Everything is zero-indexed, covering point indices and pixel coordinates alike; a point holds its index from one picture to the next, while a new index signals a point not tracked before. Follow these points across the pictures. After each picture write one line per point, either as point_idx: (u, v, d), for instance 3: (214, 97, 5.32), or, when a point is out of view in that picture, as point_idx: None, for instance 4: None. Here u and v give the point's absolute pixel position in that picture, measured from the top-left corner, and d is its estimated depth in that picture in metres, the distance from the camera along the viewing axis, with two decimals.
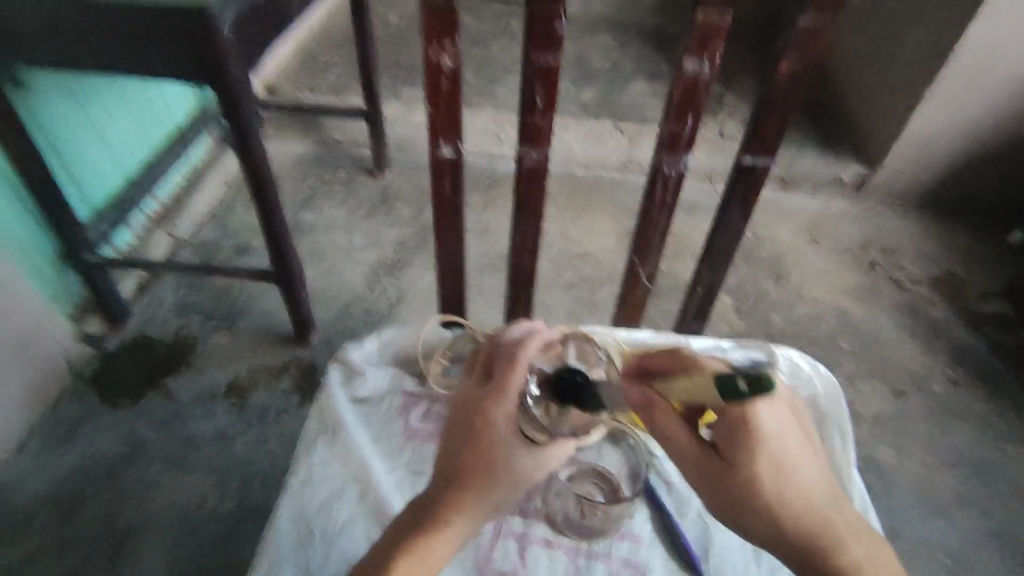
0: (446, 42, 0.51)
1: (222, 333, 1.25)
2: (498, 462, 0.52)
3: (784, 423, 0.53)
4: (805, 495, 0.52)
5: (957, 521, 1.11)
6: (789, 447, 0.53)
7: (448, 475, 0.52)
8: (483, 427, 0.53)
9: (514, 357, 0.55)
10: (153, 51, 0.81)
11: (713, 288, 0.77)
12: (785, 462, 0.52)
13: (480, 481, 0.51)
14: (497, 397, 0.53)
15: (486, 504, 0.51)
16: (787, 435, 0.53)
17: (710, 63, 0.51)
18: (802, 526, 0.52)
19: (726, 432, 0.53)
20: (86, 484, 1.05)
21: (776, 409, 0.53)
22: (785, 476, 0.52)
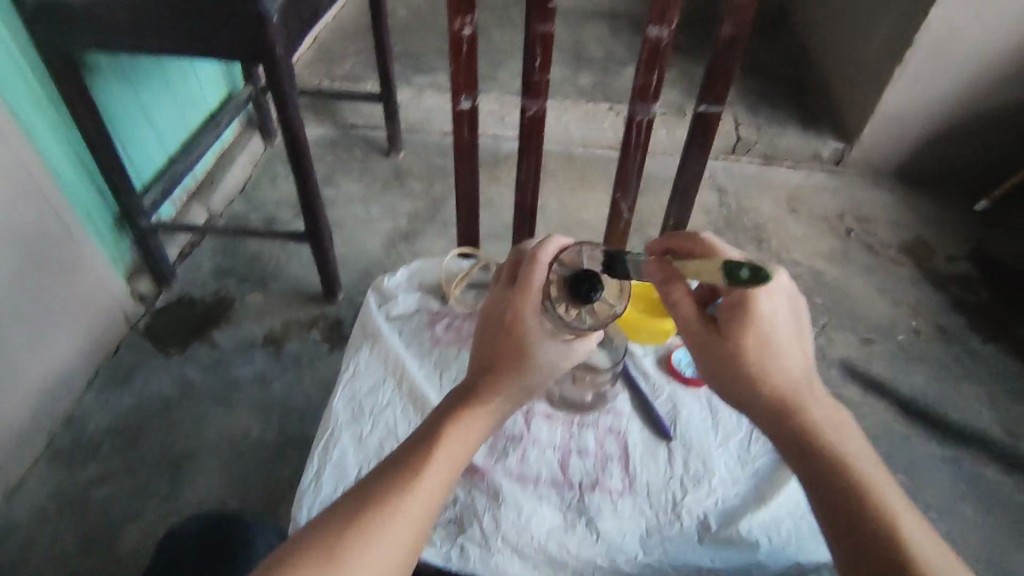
0: (467, 16, 0.65)
1: (257, 293, 1.40)
2: (529, 346, 0.63)
3: (779, 311, 0.63)
4: (790, 367, 0.61)
5: (923, 449, 1.22)
6: (781, 329, 0.62)
7: (488, 362, 0.64)
8: (513, 320, 0.64)
9: (536, 258, 0.66)
10: (211, 36, 0.95)
11: (682, 223, 0.92)
12: (774, 337, 0.62)
13: (513, 364, 0.63)
14: (524, 294, 0.64)
15: (519, 381, 0.63)
16: (780, 320, 0.63)
17: (669, 26, 0.68)
18: (782, 391, 0.60)
19: (730, 311, 0.63)
20: (145, 419, 1.18)
21: (776, 298, 0.63)
22: (773, 348, 0.61)
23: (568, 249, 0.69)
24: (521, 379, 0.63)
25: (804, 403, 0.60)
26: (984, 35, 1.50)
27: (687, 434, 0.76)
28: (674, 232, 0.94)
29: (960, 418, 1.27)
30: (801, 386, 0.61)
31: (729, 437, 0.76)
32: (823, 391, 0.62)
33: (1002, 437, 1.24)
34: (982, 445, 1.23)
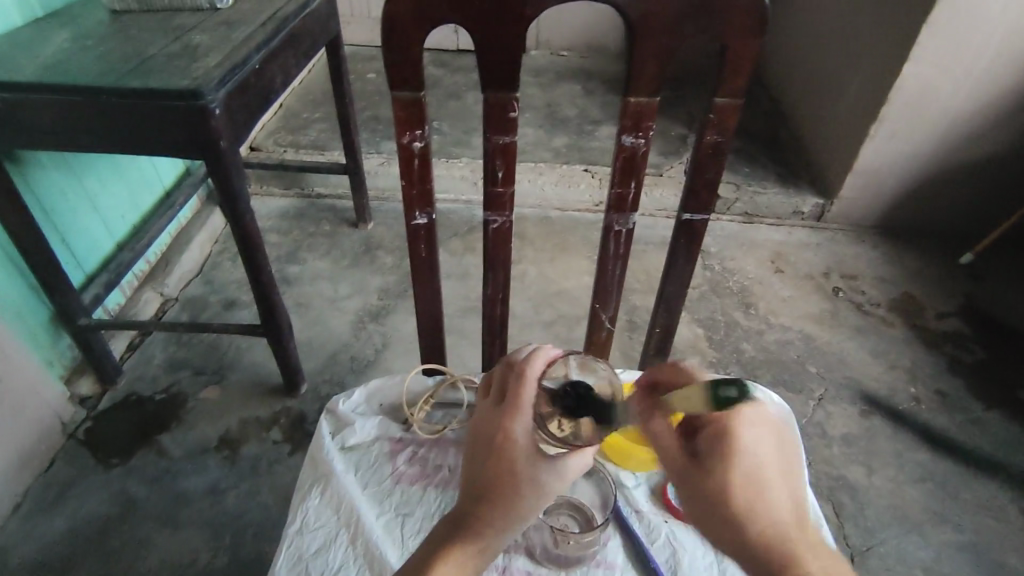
0: (416, 129, 0.58)
1: (213, 388, 1.29)
2: (523, 474, 0.53)
3: (765, 439, 0.52)
4: (779, 510, 0.51)
5: (938, 535, 1.13)
6: (769, 462, 0.51)
7: (476, 495, 0.53)
8: (504, 443, 0.53)
9: (524, 373, 0.56)
10: (145, 130, 0.87)
11: (670, 329, 0.81)
12: (761, 473, 0.51)
13: (506, 492, 0.52)
14: (514, 413, 0.54)
15: (514, 515, 0.52)
16: (766, 449, 0.52)
17: (644, 136, 0.60)
18: (772, 540, 0.50)
19: (710, 442, 0.52)
20: (77, 546, 1.05)
21: (761, 424, 0.52)
22: (758, 488, 0.51)
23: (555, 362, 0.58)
24: (516, 511, 0.52)
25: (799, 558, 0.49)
26: (959, 90, 1.48)
27: None
28: (662, 339, 0.83)
29: (973, 497, 1.18)
30: (794, 534, 0.50)
31: None
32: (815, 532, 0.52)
33: (1020, 516, 1.16)
34: (999, 526, 1.14)
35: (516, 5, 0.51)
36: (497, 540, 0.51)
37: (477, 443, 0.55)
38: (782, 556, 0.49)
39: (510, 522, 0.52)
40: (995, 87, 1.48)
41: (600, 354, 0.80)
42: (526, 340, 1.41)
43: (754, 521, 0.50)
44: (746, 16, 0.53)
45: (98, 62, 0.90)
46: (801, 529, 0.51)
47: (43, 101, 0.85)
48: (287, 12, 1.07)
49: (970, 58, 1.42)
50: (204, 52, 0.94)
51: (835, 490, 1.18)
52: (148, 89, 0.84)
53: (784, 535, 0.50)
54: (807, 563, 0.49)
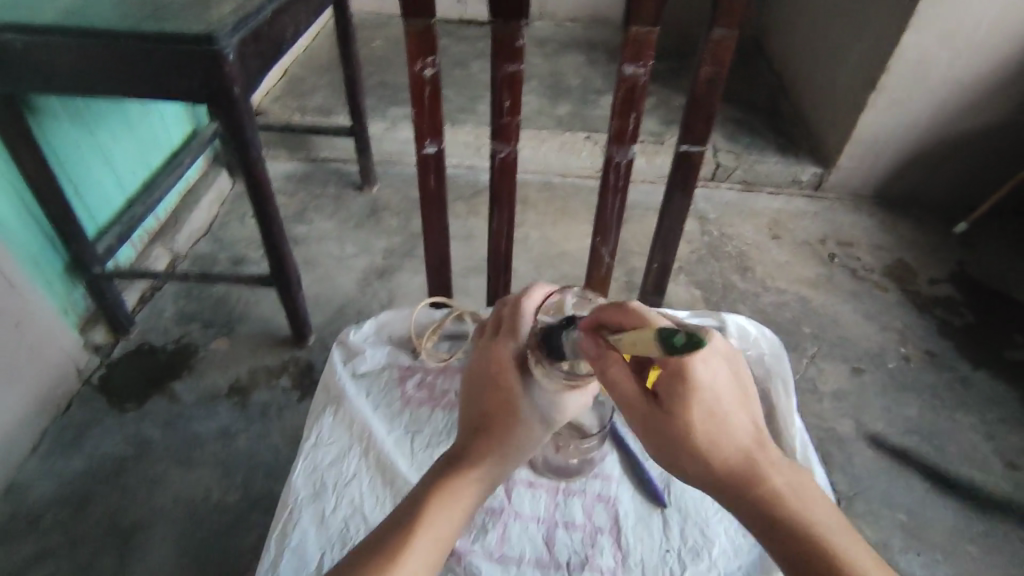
0: (428, 58, 0.62)
1: (223, 339, 1.32)
2: (520, 400, 0.57)
3: (720, 374, 0.54)
4: (742, 438, 0.53)
5: (922, 483, 1.17)
6: (725, 394, 0.53)
7: (475, 423, 0.58)
8: (498, 374, 0.58)
9: (518, 309, 0.60)
10: (160, 75, 0.89)
11: (667, 266, 0.88)
12: (718, 408, 0.53)
13: (503, 421, 0.57)
14: (508, 347, 0.59)
15: (512, 442, 0.56)
16: (722, 384, 0.53)
17: (645, 66, 0.64)
18: (737, 467, 0.52)
19: (667, 382, 0.53)
20: (95, 482, 1.09)
21: (713, 357, 0.54)
22: (718, 420, 0.53)
23: (552, 299, 0.59)
24: (515, 436, 0.56)
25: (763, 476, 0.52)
26: (957, 59, 1.50)
27: (682, 498, 0.70)
28: (659, 276, 0.89)
29: (958, 449, 1.23)
30: (757, 456, 0.53)
31: None
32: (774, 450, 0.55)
33: (1003, 468, 1.20)
34: (982, 477, 1.19)
35: None
36: (497, 465, 0.55)
37: (476, 375, 0.60)
38: (745, 479, 0.52)
39: (504, 445, 0.56)
40: (993, 56, 1.49)
41: (599, 288, 0.88)
42: None
43: (715, 454, 0.52)
44: None
45: (113, 9, 0.92)
46: (761, 455, 0.53)
47: (61, 44, 0.87)
48: None
49: (969, 27, 1.44)
50: (216, 1, 0.96)
51: (825, 441, 1.22)
52: (164, 34, 0.86)
53: (747, 461, 0.53)
54: (773, 481, 0.52)
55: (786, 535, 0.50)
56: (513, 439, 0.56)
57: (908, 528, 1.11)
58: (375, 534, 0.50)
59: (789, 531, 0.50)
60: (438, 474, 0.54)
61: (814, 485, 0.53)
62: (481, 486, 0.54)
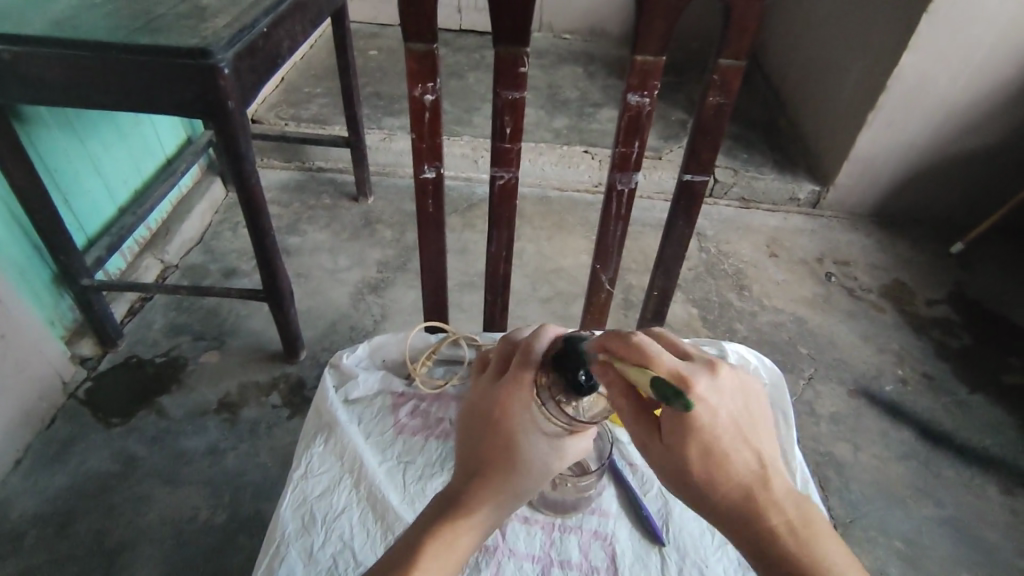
0: (428, 82, 0.61)
1: (212, 353, 1.30)
2: (525, 441, 0.55)
3: (727, 407, 0.52)
4: (742, 472, 0.52)
5: (919, 510, 1.16)
6: (727, 430, 0.52)
7: (473, 465, 0.55)
8: (502, 414, 0.56)
9: (531, 347, 0.57)
10: (154, 88, 0.87)
11: (667, 292, 0.86)
12: (718, 442, 0.51)
13: (504, 462, 0.54)
14: (515, 385, 0.56)
15: (514, 484, 0.54)
16: (726, 420, 0.51)
17: (650, 95, 0.64)
18: (732, 501, 0.52)
19: (670, 413, 0.52)
20: (78, 501, 1.06)
21: (719, 393, 0.52)
22: (717, 455, 0.51)
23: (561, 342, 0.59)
24: (516, 480, 0.54)
25: (761, 511, 0.51)
26: (956, 81, 1.50)
27: (681, 536, 0.69)
28: (660, 303, 0.87)
29: (955, 475, 1.22)
30: (758, 489, 0.52)
31: (728, 539, 0.69)
32: (784, 488, 0.52)
33: (999, 494, 1.19)
34: (979, 504, 1.18)
35: None
36: (497, 507, 0.53)
37: (477, 414, 0.57)
38: (744, 512, 0.52)
39: (503, 492, 0.53)
40: (992, 78, 1.49)
41: (598, 314, 0.86)
42: (523, 315, 1.42)
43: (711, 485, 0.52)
44: None
45: (107, 20, 0.91)
46: (762, 490, 0.52)
47: (53, 55, 0.85)
48: None
49: (967, 49, 1.44)
50: (213, 14, 0.94)
51: (822, 465, 1.21)
52: (159, 47, 0.85)
53: (745, 496, 0.52)
54: (770, 517, 0.51)
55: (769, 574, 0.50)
56: (512, 487, 0.54)
57: (906, 555, 1.10)
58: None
59: (776, 566, 0.50)
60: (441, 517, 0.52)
61: (817, 529, 0.51)
62: (481, 527, 0.53)
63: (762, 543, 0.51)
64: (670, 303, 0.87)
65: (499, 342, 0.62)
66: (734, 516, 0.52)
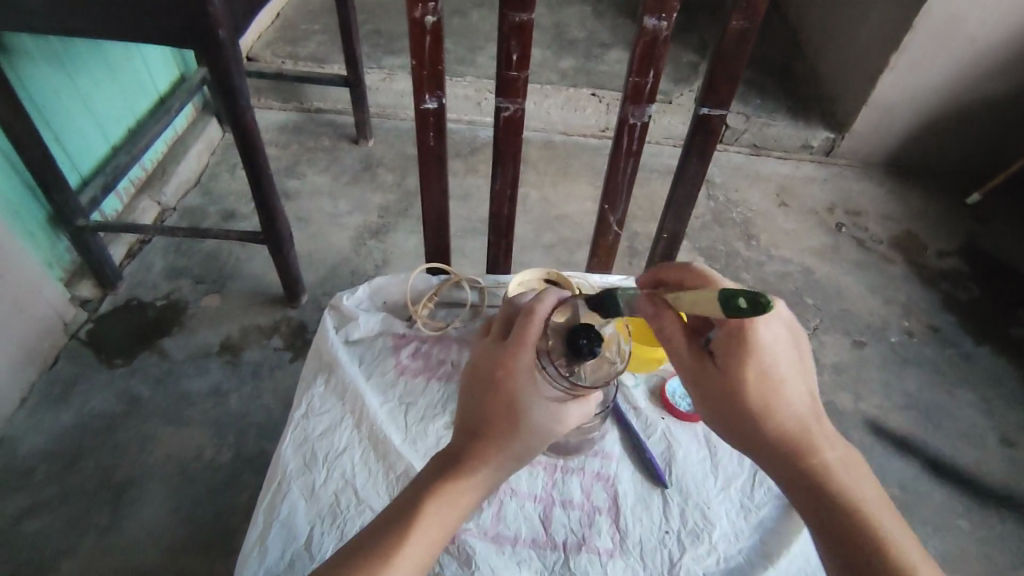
0: (429, 2, 0.57)
1: (213, 296, 1.29)
2: (521, 408, 0.53)
3: (781, 339, 0.54)
4: (799, 406, 0.54)
5: (917, 458, 1.17)
6: (784, 362, 0.54)
7: (473, 429, 0.53)
8: (504, 378, 0.53)
9: (533, 310, 0.55)
10: (141, 15, 0.83)
11: (676, 236, 0.83)
12: (771, 373, 0.53)
13: (499, 430, 0.53)
14: (517, 347, 0.54)
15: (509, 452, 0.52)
16: (781, 351, 0.54)
17: (667, 19, 0.59)
18: (788, 432, 0.53)
19: (724, 342, 0.54)
20: (84, 440, 1.07)
21: (777, 323, 0.54)
22: (775, 386, 0.53)
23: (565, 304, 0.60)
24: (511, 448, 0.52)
25: (812, 449, 0.53)
26: (985, 19, 1.42)
27: (684, 479, 0.69)
28: (668, 246, 0.85)
29: (955, 424, 1.22)
30: (808, 427, 0.53)
31: (731, 481, 0.69)
32: (830, 425, 0.55)
33: (998, 444, 1.20)
34: (976, 453, 1.18)
35: None
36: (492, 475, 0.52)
37: (476, 376, 0.55)
38: (795, 446, 0.53)
39: (504, 457, 0.52)
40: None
41: (605, 257, 0.84)
42: (526, 262, 1.40)
43: (770, 418, 0.53)
44: None
45: None
46: (814, 426, 0.54)
47: None
48: None
49: None
50: None
51: None
52: None
53: (802, 427, 0.53)
54: (822, 454, 0.53)
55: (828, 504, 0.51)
56: (511, 452, 0.52)
57: (903, 502, 1.11)
58: (366, 533, 0.50)
59: (832, 503, 0.51)
60: (431, 482, 0.51)
61: (860, 464, 0.54)
62: (473, 495, 0.51)
63: (812, 477, 0.52)
64: (678, 248, 0.85)
65: (505, 304, 0.60)
66: (785, 453, 0.53)
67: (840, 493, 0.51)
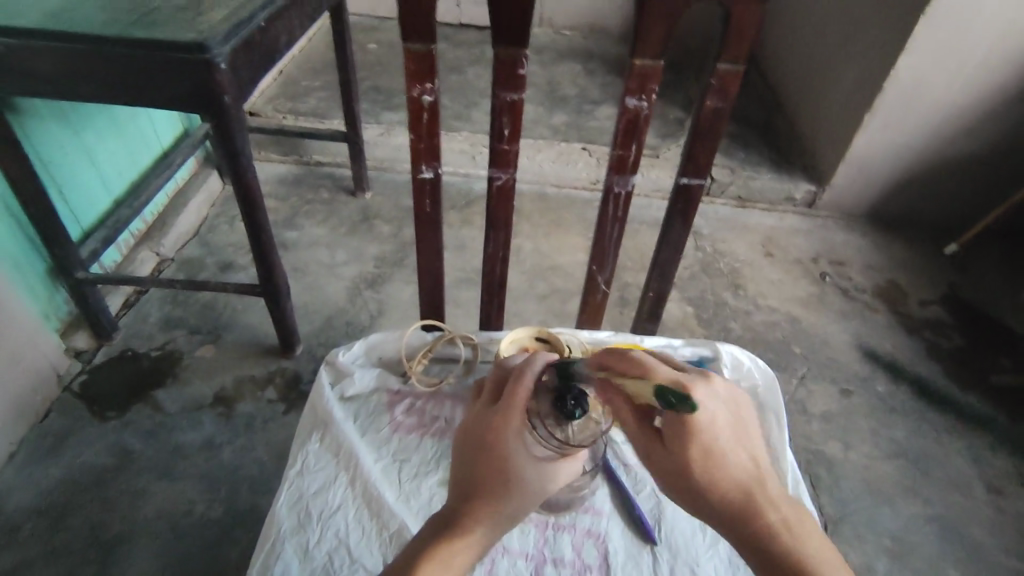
0: (427, 82, 0.61)
1: (208, 346, 1.30)
2: (514, 471, 0.54)
3: (721, 411, 0.55)
4: (745, 472, 0.54)
5: (908, 509, 1.17)
6: (723, 431, 0.55)
7: (467, 491, 0.54)
8: (495, 440, 0.55)
9: (522, 374, 0.57)
10: (152, 83, 0.87)
11: (663, 293, 0.86)
12: (716, 446, 0.54)
13: (492, 492, 0.54)
14: (507, 412, 0.56)
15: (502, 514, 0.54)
16: (722, 423, 0.55)
17: (647, 99, 0.64)
18: (735, 502, 0.54)
19: (671, 418, 0.55)
20: (73, 494, 1.06)
21: (712, 399, 0.55)
22: (715, 457, 0.54)
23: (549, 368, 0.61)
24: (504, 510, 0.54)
25: (760, 513, 0.54)
26: (953, 82, 1.50)
27: (673, 535, 0.70)
28: (655, 303, 0.87)
29: (945, 474, 1.23)
30: (754, 492, 0.54)
31: (719, 537, 0.69)
32: (778, 488, 0.56)
33: (987, 494, 1.20)
34: (967, 503, 1.19)
35: None
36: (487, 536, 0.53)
37: (468, 438, 0.57)
38: (741, 512, 0.54)
39: (498, 519, 0.53)
40: (987, 82, 1.50)
41: (594, 315, 0.87)
42: (518, 312, 1.42)
43: (718, 489, 0.54)
44: None
45: (103, 13, 0.90)
46: (758, 490, 0.54)
47: (50, 48, 0.85)
48: None
49: (964, 53, 1.45)
50: (209, 8, 0.94)
51: (814, 465, 1.22)
52: (155, 41, 0.85)
53: (745, 494, 0.54)
54: (769, 515, 0.54)
55: (779, 569, 0.52)
56: (506, 512, 0.54)
57: (896, 554, 1.11)
58: None
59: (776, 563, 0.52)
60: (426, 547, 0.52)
61: (807, 521, 0.55)
62: (469, 558, 0.52)
63: (756, 541, 0.53)
64: (665, 305, 0.88)
65: (495, 367, 0.62)
66: (732, 518, 0.54)
67: (785, 552, 0.52)
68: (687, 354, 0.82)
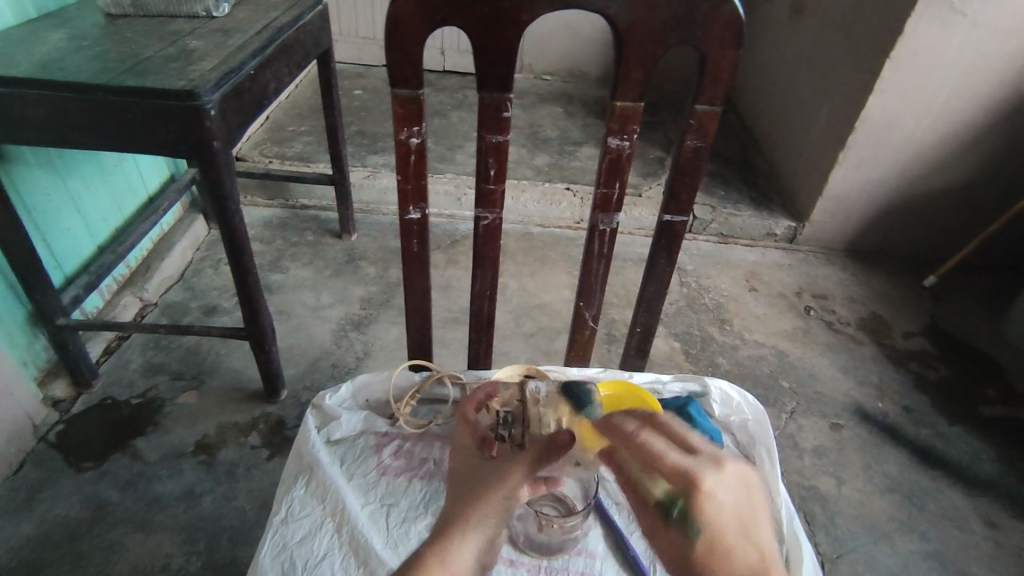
0: (414, 125, 0.63)
1: (190, 392, 1.28)
2: (509, 486, 0.56)
3: (729, 503, 0.46)
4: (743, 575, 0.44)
5: (905, 543, 1.16)
6: (732, 525, 0.45)
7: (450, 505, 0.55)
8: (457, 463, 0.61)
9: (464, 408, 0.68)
10: (142, 129, 0.88)
11: (650, 329, 0.86)
12: (722, 540, 0.44)
13: (484, 506, 0.54)
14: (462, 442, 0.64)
15: (493, 531, 0.54)
16: (731, 515, 0.45)
17: (629, 139, 0.66)
18: None
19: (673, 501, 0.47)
20: (44, 551, 1.01)
21: (723, 489, 0.46)
22: (724, 551, 0.44)
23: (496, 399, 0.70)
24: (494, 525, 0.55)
25: None
26: (921, 121, 1.56)
27: None
28: (643, 340, 0.87)
29: (938, 507, 1.22)
30: None
31: None
32: None
33: (982, 526, 1.19)
34: (961, 536, 1.17)
35: (514, 12, 0.57)
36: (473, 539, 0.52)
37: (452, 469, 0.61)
38: None
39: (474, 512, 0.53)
40: (954, 120, 1.56)
41: (582, 352, 0.86)
42: (504, 351, 1.42)
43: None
44: (726, 28, 0.59)
45: (94, 62, 0.92)
46: None
47: (40, 96, 0.86)
48: (280, 24, 1.12)
49: (929, 94, 1.51)
50: (199, 57, 0.96)
51: (808, 500, 1.21)
52: (145, 89, 0.86)
53: None
54: None
55: None
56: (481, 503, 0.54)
57: None
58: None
59: None
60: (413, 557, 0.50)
61: None
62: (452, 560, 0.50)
63: None
64: (652, 340, 0.88)
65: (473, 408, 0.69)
66: None
67: None
68: (676, 391, 0.82)
